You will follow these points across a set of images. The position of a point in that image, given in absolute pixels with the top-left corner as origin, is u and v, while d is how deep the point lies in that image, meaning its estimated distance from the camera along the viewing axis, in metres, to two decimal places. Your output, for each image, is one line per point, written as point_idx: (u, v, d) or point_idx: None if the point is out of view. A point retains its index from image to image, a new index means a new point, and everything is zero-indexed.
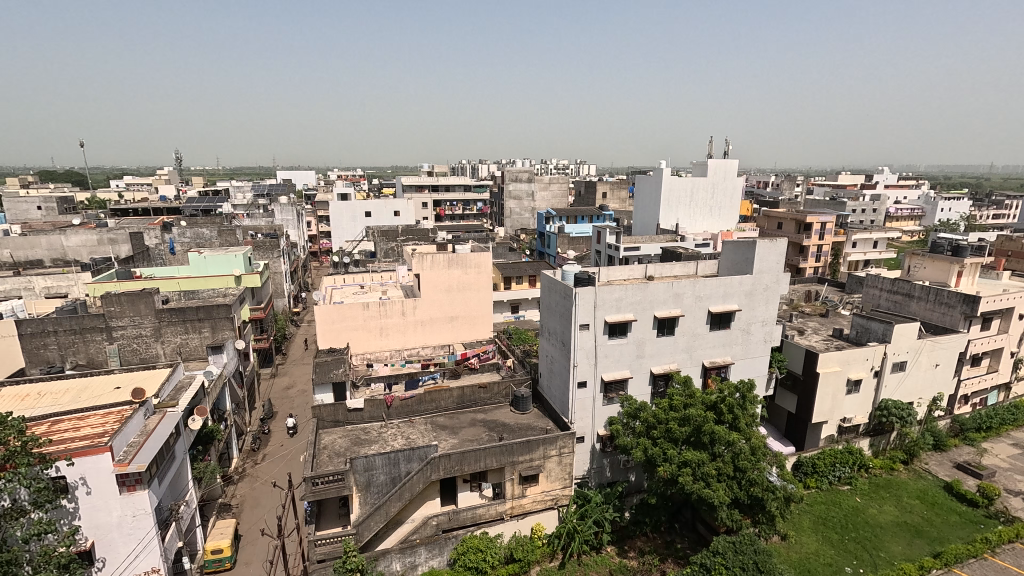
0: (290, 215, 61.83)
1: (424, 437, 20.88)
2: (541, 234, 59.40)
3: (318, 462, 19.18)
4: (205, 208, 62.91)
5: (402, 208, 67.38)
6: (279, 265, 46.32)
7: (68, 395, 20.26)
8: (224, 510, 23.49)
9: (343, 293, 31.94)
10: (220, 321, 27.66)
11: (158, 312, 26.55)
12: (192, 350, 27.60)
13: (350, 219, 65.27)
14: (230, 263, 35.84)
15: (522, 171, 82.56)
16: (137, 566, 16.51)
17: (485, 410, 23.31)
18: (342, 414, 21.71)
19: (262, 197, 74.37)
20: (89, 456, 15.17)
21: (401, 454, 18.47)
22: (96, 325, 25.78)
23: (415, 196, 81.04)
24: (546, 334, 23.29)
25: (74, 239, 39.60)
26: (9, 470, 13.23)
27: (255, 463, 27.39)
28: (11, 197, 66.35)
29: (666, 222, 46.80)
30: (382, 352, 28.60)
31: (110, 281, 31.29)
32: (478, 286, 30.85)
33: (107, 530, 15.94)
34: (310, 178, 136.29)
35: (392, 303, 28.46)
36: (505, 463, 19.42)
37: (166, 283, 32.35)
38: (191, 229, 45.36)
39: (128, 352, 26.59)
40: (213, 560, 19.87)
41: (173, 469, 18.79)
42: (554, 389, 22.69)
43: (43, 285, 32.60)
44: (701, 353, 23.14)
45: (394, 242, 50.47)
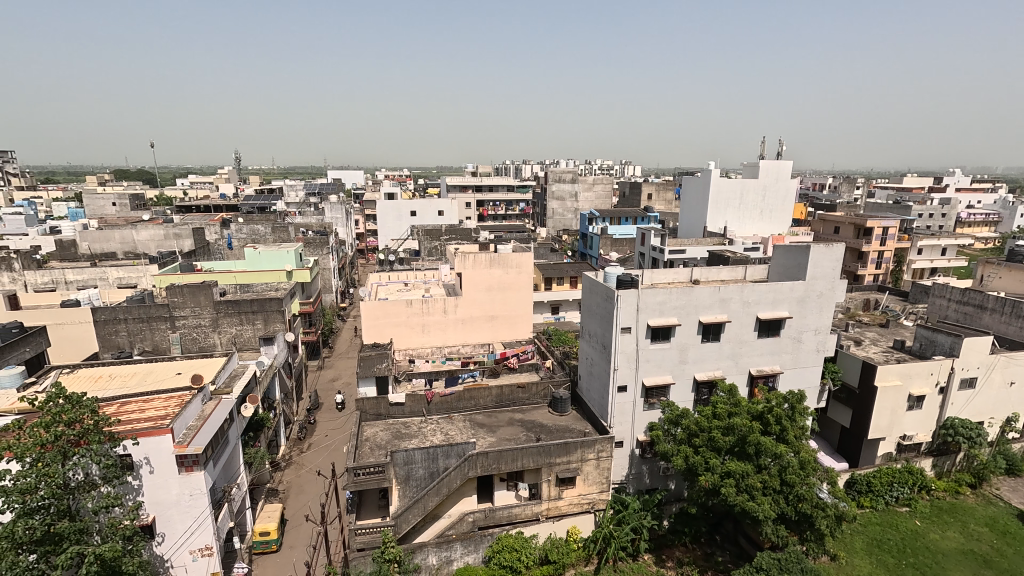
0: (339, 214, 63.91)
1: (463, 434, 21.11)
2: (583, 236, 58.99)
3: (361, 454, 19.74)
4: (262, 206, 66.10)
5: (446, 208, 68.40)
6: (328, 261, 47.98)
7: (135, 379, 21.69)
8: (272, 495, 24.52)
9: (387, 290, 32.72)
10: (272, 314, 28.96)
11: (215, 304, 28.04)
12: (246, 341, 29.02)
13: (395, 218, 66.86)
14: (283, 259, 37.50)
15: (566, 171, 82.14)
16: (191, 543, 17.51)
17: (523, 410, 23.34)
18: (384, 407, 22.29)
19: (313, 196, 77.21)
20: (153, 436, 16.23)
21: (439, 450, 18.70)
22: (161, 314, 27.48)
23: (459, 196, 82.05)
24: (586, 336, 23.09)
25: (144, 233, 42.47)
26: (83, 446, 14.49)
27: (301, 451, 28.48)
28: (89, 194, 71.81)
29: (713, 225, 45.48)
30: (424, 349, 29.13)
31: (174, 274, 33.29)
32: (519, 286, 30.95)
33: (167, 507, 16.97)
34: (359, 177, 140.30)
35: (434, 300, 28.94)
36: (542, 464, 19.37)
37: (225, 277, 34.14)
38: (247, 226, 48.16)
39: (189, 341, 28.20)
40: (261, 542, 20.82)
41: (226, 453, 19.80)
42: (593, 391, 22.47)
43: (116, 276, 35.06)
44: (748, 362, 22.36)
45: (438, 241, 51.37)
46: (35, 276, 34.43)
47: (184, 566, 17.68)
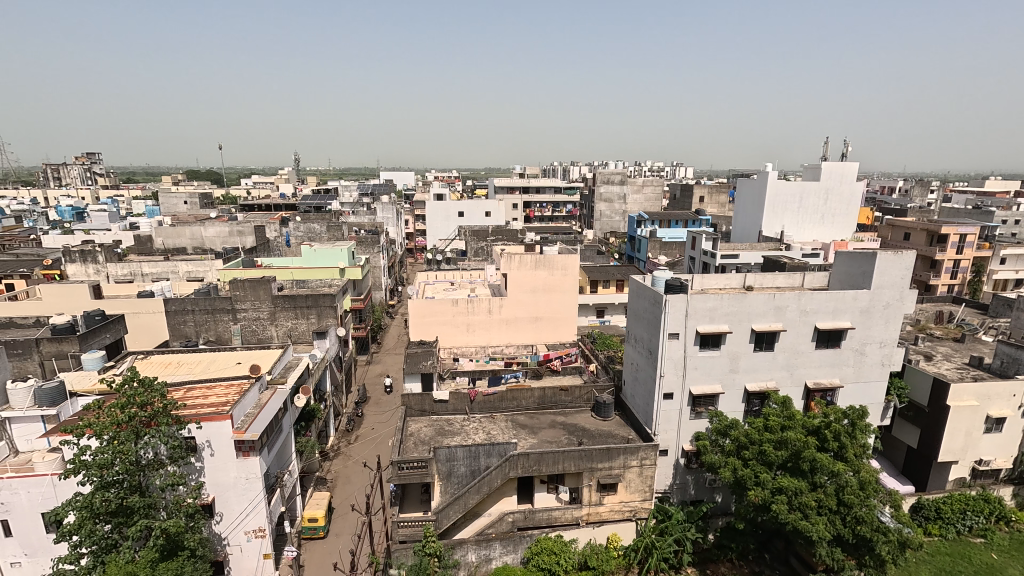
0: (390, 214, 65.71)
1: (504, 434, 21.21)
2: (631, 238, 57.98)
3: (405, 448, 20.21)
4: (318, 206, 69.02)
5: (493, 209, 69.00)
6: (379, 260, 49.44)
7: (199, 367, 23.11)
8: (320, 484, 25.51)
9: (434, 288, 33.35)
10: (326, 309, 30.19)
11: (274, 298, 29.49)
12: (300, 334, 30.37)
13: (444, 218, 68.13)
14: (337, 257, 39.26)
15: (615, 173, 81.04)
16: (246, 524, 18.46)
17: (566, 413, 23.16)
18: (429, 404, 22.70)
19: (365, 196, 79.88)
20: (214, 421, 17.24)
21: (481, 448, 18.83)
22: (224, 306, 29.18)
23: (506, 198, 82.62)
24: (632, 341, 22.68)
25: (211, 230, 45.31)
26: (153, 427, 15.61)
27: (349, 443, 29.48)
28: (164, 193, 77.37)
29: (769, 230, 43.65)
30: (468, 348, 29.47)
31: (237, 269, 35.29)
32: (564, 289, 30.79)
33: (225, 489, 17.96)
34: (409, 179, 143.90)
35: (479, 301, 29.23)
36: (583, 468, 19.15)
37: (283, 273, 35.87)
38: (305, 225, 50.47)
39: (248, 333, 29.79)
40: (309, 528, 21.69)
41: (280, 441, 20.76)
42: (638, 397, 22.02)
43: (186, 269, 37.53)
44: (804, 373, 21.28)
45: (485, 241, 51.94)
46: (117, 268, 37.41)
47: (239, 546, 18.68)
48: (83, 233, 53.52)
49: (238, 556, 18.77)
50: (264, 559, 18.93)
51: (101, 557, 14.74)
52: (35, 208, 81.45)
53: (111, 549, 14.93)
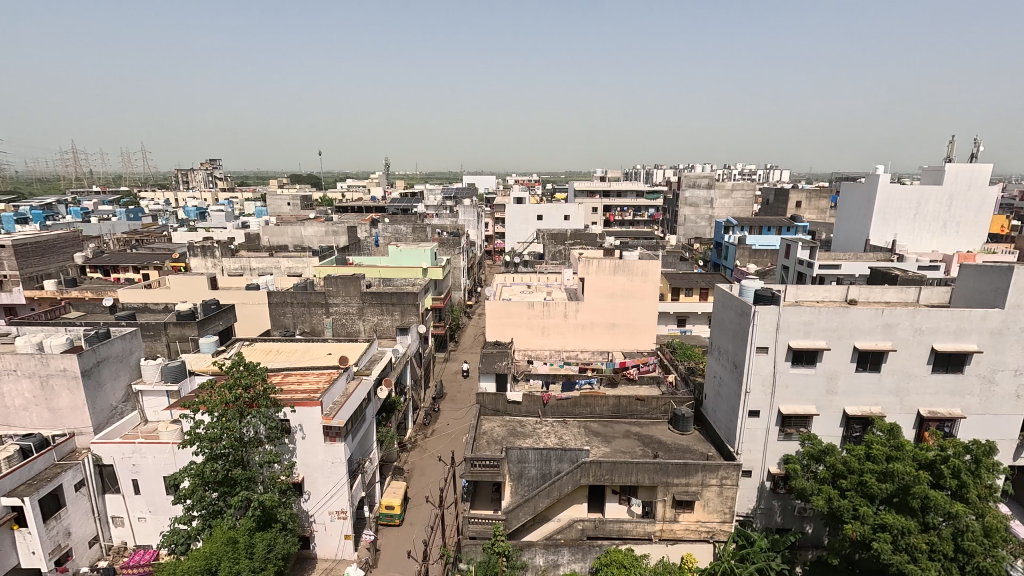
0: (471, 217, 67.34)
1: (577, 440, 20.95)
2: (717, 245, 55.11)
3: (478, 446, 20.61)
4: (404, 208, 72.52)
5: (573, 212, 68.51)
6: (459, 261, 50.94)
7: (295, 355, 25.14)
8: (398, 473, 26.71)
9: (511, 290, 33.76)
10: (408, 307, 31.65)
11: (362, 294, 31.35)
12: (385, 329, 32.03)
13: (523, 221, 68.79)
14: (420, 257, 40.90)
15: (702, 176, 77.44)
16: (330, 505, 19.76)
17: (641, 423, 22.42)
18: (503, 404, 23.00)
19: (448, 200, 82.55)
20: (307, 407, 18.63)
21: (553, 452, 18.72)
22: (319, 301, 31.50)
23: (586, 201, 81.80)
24: (715, 353, 21.54)
25: (310, 230, 49.09)
26: (254, 408, 17.18)
27: (425, 436, 30.62)
28: (271, 195, 84.96)
29: (878, 239, 39.72)
30: (543, 351, 29.49)
31: (331, 266, 37.95)
32: (643, 296, 29.91)
33: (314, 470, 19.31)
34: (491, 183, 147.01)
35: (556, 304, 29.19)
36: (658, 482, 18.46)
37: (371, 271, 38.07)
38: (392, 226, 53.46)
39: (339, 326, 31.89)
40: (386, 514, 22.76)
41: (363, 429, 22.02)
42: (720, 413, 20.87)
43: (287, 265, 40.93)
44: (917, 400, 19.04)
45: (563, 245, 51.81)
46: (230, 262, 41.62)
47: (323, 524, 20.03)
48: (204, 231, 60.17)
49: (322, 533, 20.14)
50: (344, 539, 20.15)
51: (208, 521, 16.56)
52: (167, 208, 92.69)
53: (217, 514, 16.72)
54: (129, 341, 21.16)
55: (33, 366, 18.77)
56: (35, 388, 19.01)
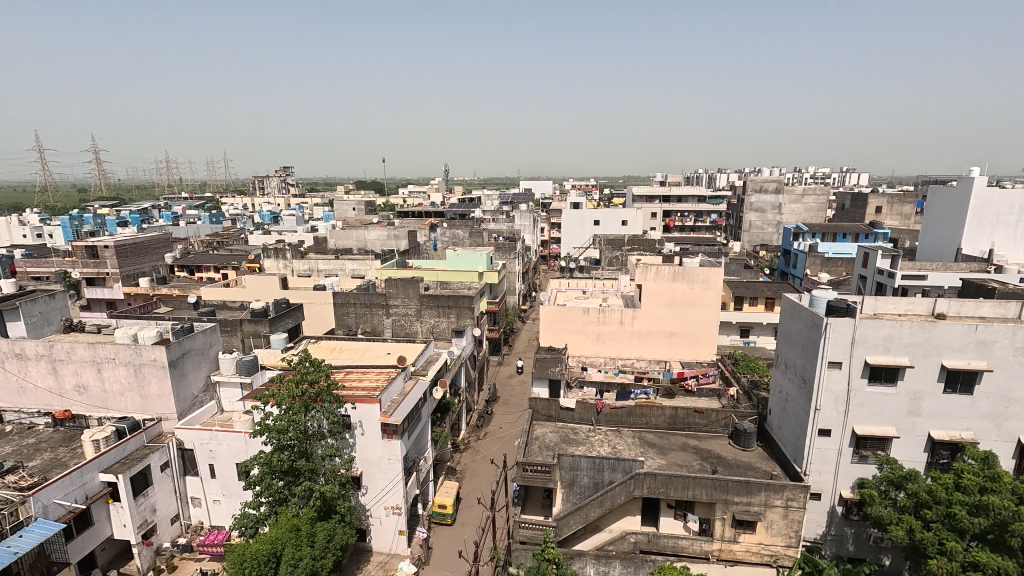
0: (527, 221, 67.25)
1: (631, 451, 20.48)
2: (785, 252, 52.29)
3: (530, 450, 20.59)
4: (463, 213, 74.04)
5: (630, 217, 67.26)
6: (514, 266, 51.31)
7: (357, 354, 26.18)
8: (451, 473, 27.20)
9: (566, 296, 33.61)
10: (464, 310, 32.23)
11: (420, 297, 32.24)
12: (441, 331, 32.76)
13: (579, 227, 68.32)
14: (477, 261, 41.52)
15: (769, 180, 73.74)
16: (386, 500, 20.38)
17: (699, 436, 21.57)
18: (555, 410, 22.86)
19: (505, 205, 83.43)
20: (366, 404, 19.37)
21: (606, 461, 18.39)
22: (380, 302, 32.68)
23: (645, 206, 80.06)
24: (782, 366, 20.35)
25: (373, 234, 51.11)
26: (319, 402, 18.09)
27: (478, 438, 30.99)
28: (339, 201, 89.34)
29: (971, 248, 36.31)
30: (597, 358, 29.04)
31: (392, 269, 39.34)
32: (703, 304, 28.87)
33: (372, 466, 20.02)
34: (547, 188, 147.46)
35: (612, 311, 28.75)
36: (717, 499, 17.67)
37: (429, 274, 39.09)
38: (450, 231, 54.72)
39: (398, 327, 32.93)
40: (439, 513, 23.18)
41: (419, 428, 22.58)
42: (786, 430, 19.70)
43: (351, 268, 42.80)
44: (1018, 427, 17.15)
45: (620, 251, 51.00)
46: (299, 264, 44.10)
47: (379, 519, 20.69)
48: (277, 233, 64.10)
49: (377, 527, 20.81)
50: (399, 535, 20.73)
51: (275, 507, 17.62)
52: (245, 213, 99.48)
53: (282, 502, 17.70)
54: (209, 335, 22.93)
55: (128, 355, 20.65)
56: (129, 376, 20.93)
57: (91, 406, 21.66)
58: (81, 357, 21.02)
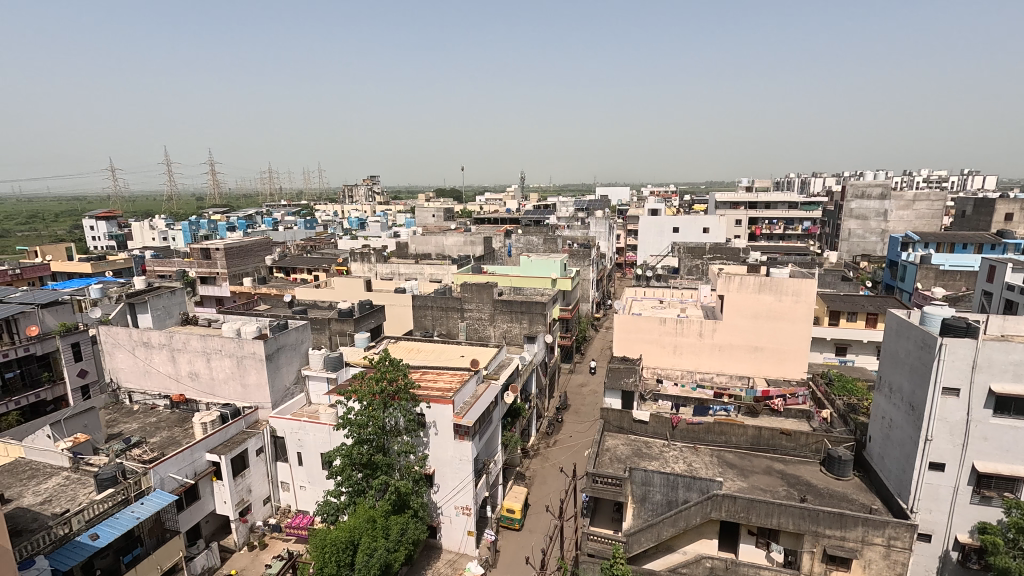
0: (603, 229, 66.50)
1: (708, 470, 19.44)
2: (891, 263, 47.41)
3: (600, 461, 20.18)
4: (537, 220, 74.42)
5: (712, 225, 64.32)
6: (588, 273, 50.76)
7: (433, 355, 27.08)
8: (520, 479, 27.31)
9: (642, 305, 32.69)
10: (536, 316, 32.35)
11: (493, 302, 32.80)
12: (513, 336, 33.05)
13: (657, 234, 66.32)
14: (551, 267, 41.49)
15: (873, 184, 67.40)
16: (456, 499, 20.83)
17: (786, 460, 20.02)
18: (627, 422, 22.23)
19: (580, 211, 82.82)
20: (440, 404, 19.95)
21: (681, 479, 17.56)
22: (455, 306, 33.63)
23: (728, 213, 76.11)
24: (884, 390, 18.44)
25: (450, 240, 52.77)
26: (397, 400, 18.96)
27: (548, 446, 30.87)
28: (419, 208, 93.24)
29: None
30: (673, 370, 27.89)
31: (468, 274, 40.37)
32: (793, 318, 26.89)
33: (444, 465, 20.57)
34: (624, 195, 144.68)
35: (690, 322, 27.56)
36: (805, 530, 16.30)
37: (503, 279, 39.64)
38: (525, 237, 55.27)
39: (472, 330, 33.65)
40: (507, 517, 23.36)
41: (490, 431, 22.91)
42: (889, 461, 17.79)
43: (429, 272, 44.42)
44: None
45: (701, 260, 48.85)
46: (382, 268, 46.47)
47: (449, 518, 21.20)
48: (363, 239, 68.04)
49: (447, 526, 21.33)
50: (467, 535, 21.10)
51: (353, 498, 18.58)
52: (336, 219, 106.50)
53: (360, 493, 18.65)
54: (301, 332, 24.79)
55: (233, 348, 22.79)
56: (233, 366, 23.07)
57: (201, 392, 24.09)
58: (194, 347, 23.49)
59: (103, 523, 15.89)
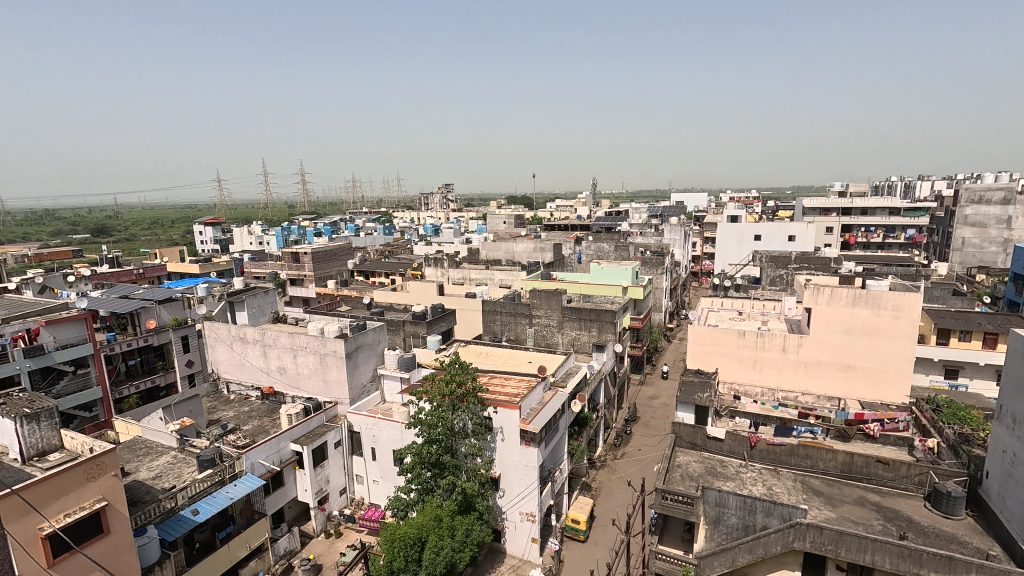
0: (678, 236, 64.22)
1: (791, 495, 18.06)
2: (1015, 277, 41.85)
3: (670, 478, 19.37)
4: (609, 227, 73.29)
5: (799, 232, 59.99)
6: (661, 282, 49.22)
7: (501, 360, 27.39)
8: (586, 489, 26.90)
9: (718, 316, 31.17)
10: (606, 324, 31.85)
11: (562, 309, 32.68)
12: (582, 344, 32.71)
13: (737, 242, 63.29)
14: (622, 275, 40.44)
15: (993, 188, 59.98)
16: (521, 505, 20.87)
17: (882, 492, 18.19)
18: (701, 438, 21.18)
19: (654, 218, 80.62)
20: (507, 409, 20.13)
21: (760, 503, 16.45)
22: (524, 311, 33.87)
23: (818, 220, 70.85)
24: (1006, 421, 16.22)
25: (521, 247, 53.30)
26: (465, 403, 19.38)
27: (615, 457, 30.18)
28: (492, 215, 95.08)
29: None
30: (753, 387, 26.30)
31: (537, 281, 40.55)
32: (892, 335, 24.48)
33: (509, 470, 20.68)
34: (702, 201, 138.90)
35: (773, 336, 25.86)
36: (904, 572, 14.64)
37: (572, 287, 39.38)
38: (596, 244, 54.81)
39: (540, 337, 33.68)
40: (571, 528, 23.03)
41: (556, 439, 22.77)
42: (1010, 501, 15.62)
43: (499, 278, 45.11)
44: None
45: (785, 270, 46.01)
46: (453, 273, 47.80)
47: (514, 523, 21.26)
48: (437, 244, 70.38)
49: (512, 531, 21.38)
50: (531, 542, 21.03)
51: (422, 496, 19.14)
52: (412, 226, 111.00)
53: (429, 491, 19.21)
54: (378, 332, 26.04)
55: (316, 345, 24.34)
56: (316, 363, 24.64)
57: (288, 385, 25.93)
58: (283, 344, 25.37)
59: (202, 500, 17.57)
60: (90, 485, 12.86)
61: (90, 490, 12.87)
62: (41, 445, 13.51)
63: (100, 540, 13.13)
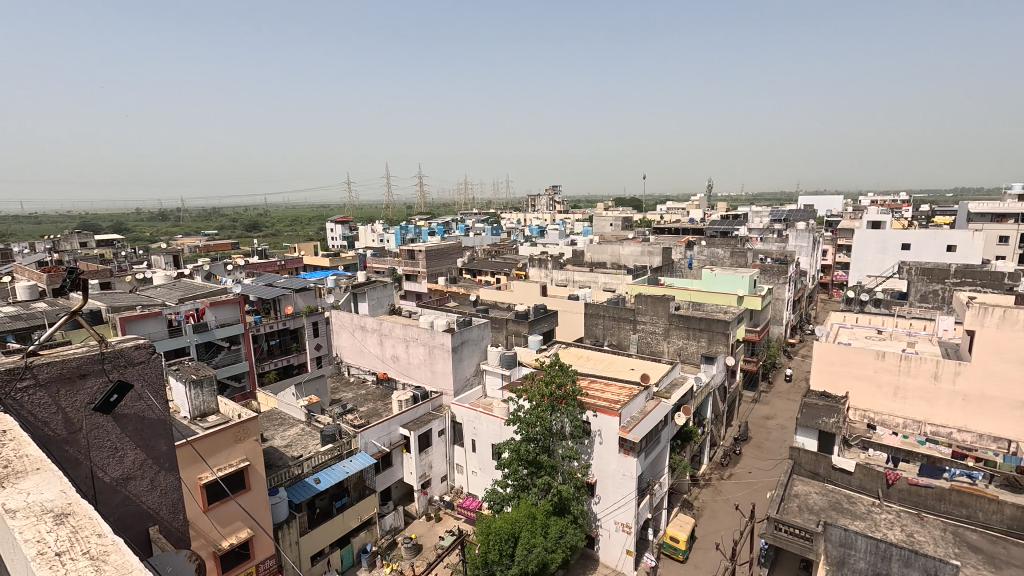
0: (805, 242, 58.18)
1: (937, 546, 15.56)
2: None
3: (785, 508, 17.67)
4: (724, 231, 68.67)
5: (961, 241, 51.28)
6: (783, 292, 45.07)
7: (603, 364, 27.02)
8: (686, 507, 25.54)
9: (852, 333, 27.85)
10: (717, 335, 30.04)
11: (669, 316, 31.35)
12: (689, 355, 31.13)
13: (878, 250, 55.87)
14: (737, 283, 37.49)
15: None
16: (617, 515, 20.39)
17: None
18: (824, 468, 19.14)
19: (778, 222, 73.98)
20: (606, 415, 19.78)
21: (897, 551, 14.04)
22: (628, 317, 33.03)
23: (988, 228, 60.11)
24: None
25: (627, 250, 51.93)
26: (563, 405, 19.42)
27: (721, 477, 28.28)
28: (599, 217, 93.80)
29: None
30: (893, 417, 23.09)
31: (643, 285, 39.34)
32: None
33: (606, 477, 20.29)
34: (836, 203, 124.15)
35: (921, 360, 22.46)
36: None
37: (681, 293, 37.50)
38: (709, 249, 51.71)
39: (643, 343, 32.61)
40: (670, 546, 21.97)
41: (657, 450, 21.87)
42: None
43: (603, 281, 44.34)
44: None
45: (939, 284, 39.87)
46: (557, 274, 48.03)
47: (608, 532, 20.83)
48: (541, 245, 71.22)
49: (606, 540, 20.96)
50: (626, 554, 20.42)
51: (518, 492, 19.50)
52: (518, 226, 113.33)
53: (524, 489, 19.51)
54: (483, 329, 27.01)
55: (426, 338, 25.86)
56: (426, 355, 26.15)
57: (400, 373, 27.88)
58: (397, 334, 27.28)
59: (324, 471, 19.56)
60: (237, 446, 14.84)
61: (237, 450, 14.85)
62: (202, 407, 15.93)
63: (243, 494, 15.15)
